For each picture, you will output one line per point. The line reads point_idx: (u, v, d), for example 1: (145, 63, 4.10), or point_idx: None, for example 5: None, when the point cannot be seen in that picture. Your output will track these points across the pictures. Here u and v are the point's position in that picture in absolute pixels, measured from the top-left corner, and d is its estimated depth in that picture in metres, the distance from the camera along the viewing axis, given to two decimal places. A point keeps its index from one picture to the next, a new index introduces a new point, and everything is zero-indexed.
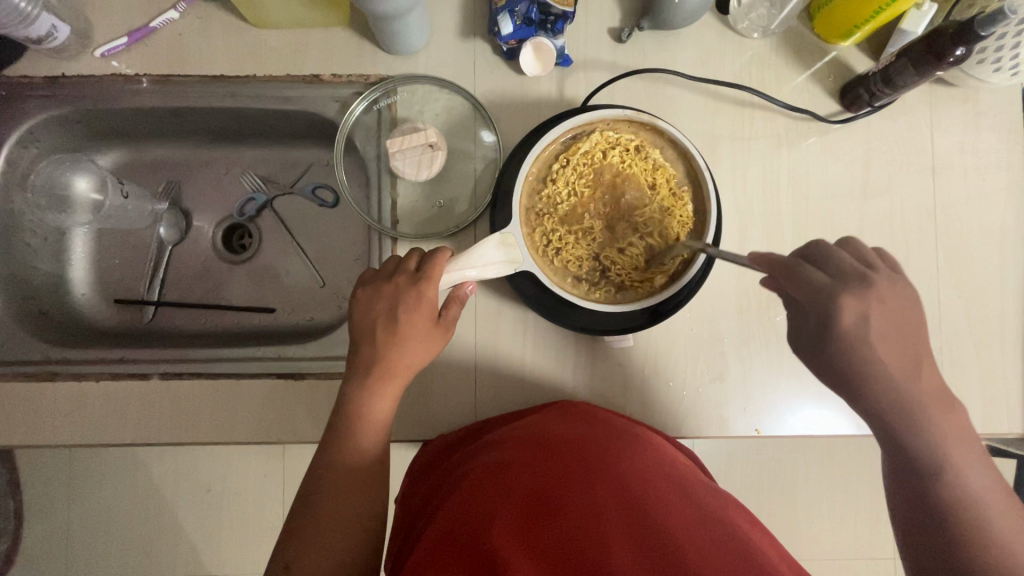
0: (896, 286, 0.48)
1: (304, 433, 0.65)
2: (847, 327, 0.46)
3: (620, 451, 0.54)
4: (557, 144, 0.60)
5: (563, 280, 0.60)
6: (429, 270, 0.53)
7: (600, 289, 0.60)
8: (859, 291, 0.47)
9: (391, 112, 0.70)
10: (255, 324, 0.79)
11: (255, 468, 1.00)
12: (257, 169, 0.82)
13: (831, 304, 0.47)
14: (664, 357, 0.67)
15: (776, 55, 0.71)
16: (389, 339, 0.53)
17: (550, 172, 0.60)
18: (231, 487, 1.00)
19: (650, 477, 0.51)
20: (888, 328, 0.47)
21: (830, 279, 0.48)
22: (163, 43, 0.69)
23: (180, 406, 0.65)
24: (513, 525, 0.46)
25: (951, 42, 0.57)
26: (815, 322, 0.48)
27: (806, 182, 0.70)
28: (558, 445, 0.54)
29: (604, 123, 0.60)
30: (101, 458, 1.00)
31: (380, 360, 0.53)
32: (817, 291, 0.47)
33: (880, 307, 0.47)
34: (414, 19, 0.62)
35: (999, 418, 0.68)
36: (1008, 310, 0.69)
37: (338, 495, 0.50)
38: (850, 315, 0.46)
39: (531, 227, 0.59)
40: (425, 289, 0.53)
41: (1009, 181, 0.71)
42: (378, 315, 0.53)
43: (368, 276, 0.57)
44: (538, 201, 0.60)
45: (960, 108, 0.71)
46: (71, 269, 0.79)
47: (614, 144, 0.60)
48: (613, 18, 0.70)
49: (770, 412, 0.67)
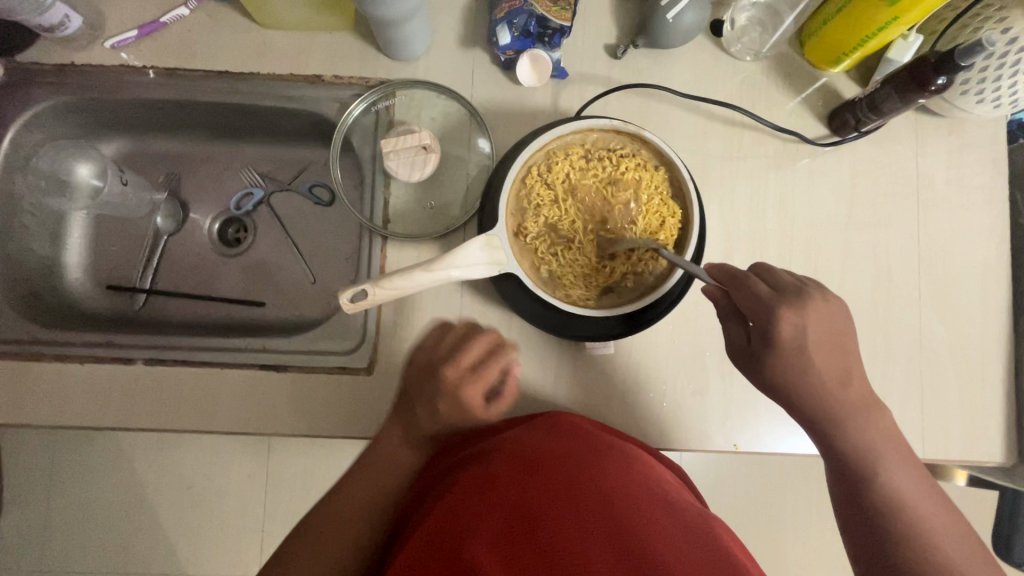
0: (829, 301, 0.49)
1: (284, 427, 0.66)
2: (786, 342, 0.48)
3: (606, 468, 0.53)
4: (531, 163, 0.59)
5: (560, 292, 0.60)
6: (485, 372, 0.51)
7: (598, 297, 0.61)
8: (796, 304, 0.48)
9: (389, 114, 0.71)
10: (244, 317, 0.80)
11: (239, 469, 1.06)
12: (257, 165, 0.83)
13: (770, 316, 0.48)
14: (645, 368, 0.68)
15: (767, 78, 0.73)
16: (433, 414, 0.53)
17: (528, 193, 0.59)
18: (211, 486, 1.05)
19: (635, 494, 0.50)
20: (820, 338, 0.49)
21: (772, 292, 0.49)
22: (172, 38, 0.70)
23: (163, 391, 0.66)
24: (492, 536, 0.47)
25: (933, 71, 0.58)
26: (757, 336, 0.50)
27: (794, 204, 0.71)
28: (539, 462, 0.53)
29: (578, 135, 0.60)
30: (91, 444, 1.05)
31: (417, 423, 0.54)
32: (760, 303, 0.49)
33: (817, 318, 0.48)
34: (415, 25, 0.64)
35: (979, 445, 0.68)
36: (988, 339, 0.70)
37: (352, 509, 0.56)
38: (789, 329, 0.48)
39: (521, 247, 0.59)
40: (476, 384, 0.51)
41: (992, 211, 0.72)
42: (430, 397, 0.53)
43: (387, 287, 0.52)
44: (522, 221, 0.59)
45: (946, 138, 0.73)
46: (66, 253, 0.80)
47: (587, 154, 0.60)
48: (610, 35, 0.72)
49: (750, 429, 0.67)
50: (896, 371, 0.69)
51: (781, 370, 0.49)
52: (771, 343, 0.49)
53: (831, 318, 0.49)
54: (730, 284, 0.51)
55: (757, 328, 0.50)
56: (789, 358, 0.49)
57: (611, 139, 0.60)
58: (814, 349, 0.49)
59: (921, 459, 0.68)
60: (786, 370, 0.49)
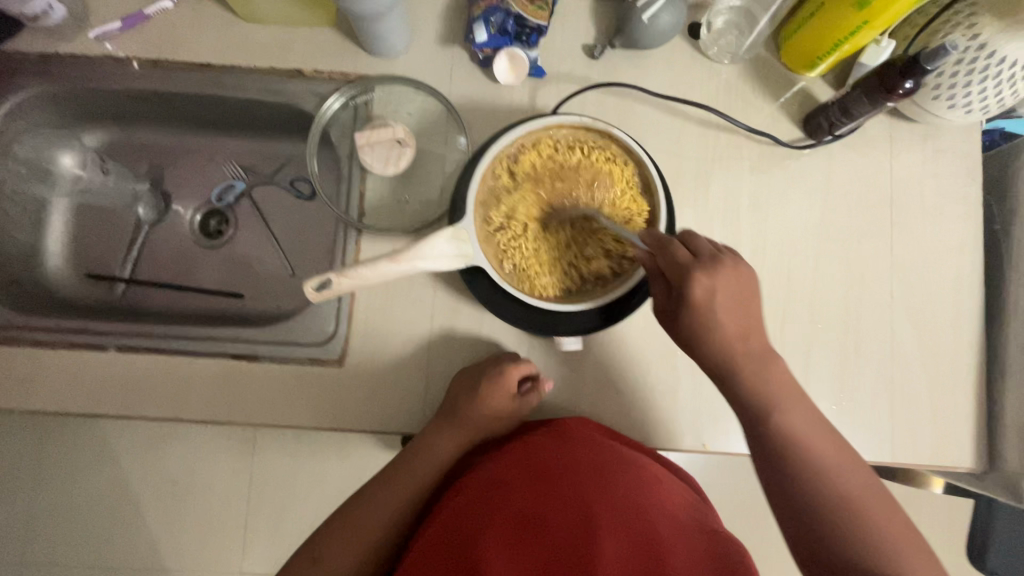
0: (740, 267, 0.52)
1: (254, 415, 0.67)
2: (699, 302, 0.51)
3: (613, 475, 0.58)
4: (502, 156, 0.60)
5: (526, 285, 0.61)
6: (520, 367, 0.63)
7: (563, 291, 0.62)
8: (710, 269, 0.51)
9: (367, 110, 0.72)
10: (221, 308, 0.80)
11: (227, 464, 1.13)
12: (240, 158, 0.84)
13: (686, 279, 0.51)
14: (615, 365, 0.68)
15: (743, 81, 0.73)
16: (472, 405, 0.61)
17: (498, 186, 0.60)
18: (198, 480, 1.12)
19: (641, 506, 0.56)
20: (730, 301, 0.52)
21: (690, 258, 0.52)
22: (155, 30, 0.71)
23: (136, 378, 0.67)
24: (504, 545, 0.54)
25: (900, 75, 0.59)
26: (674, 299, 0.53)
27: (767, 207, 0.72)
28: (552, 473, 0.59)
29: (550, 130, 0.60)
30: (95, 428, 1.13)
31: (457, 421, 0.62)
32: (677, 267, 0.52)
33: (727, 281, 0.51)
34: (393, 21, 0.65)
35: (947, 451, 0.68)
36: (959, 345, 0.70)
37: (388, 503, 0.64)
38: (701, 290, 0.50)
39: (488, 239, 0.60)
40: (510, 376, 0.62)
41: (966, 217, 0.72)
42: (471, 392, 0.62)
43: (351, 276, 0.51)
44: (491, 213, 0.60)
45: (920, 144, 0.73)
46: (47, 241, 0.80)
47: (558, 150, 0.61)
48: (588, 35, 0.73)
49: (719, 429, 0.67)
50: (866, 375, 0.69)
51: (694, 329, 0.52)
52: (685, 304, 0.51)
53: (739, 281, 0.52)
54: (654, 248, 0.54)
55: (674, 291, 0.52)
56: (703, 321, 0.52)
57: (583, 136, 0.61)
58: (723, 310, 0.51)
59: (889, 463, 0.68)
60: (698, 330, 0.52)
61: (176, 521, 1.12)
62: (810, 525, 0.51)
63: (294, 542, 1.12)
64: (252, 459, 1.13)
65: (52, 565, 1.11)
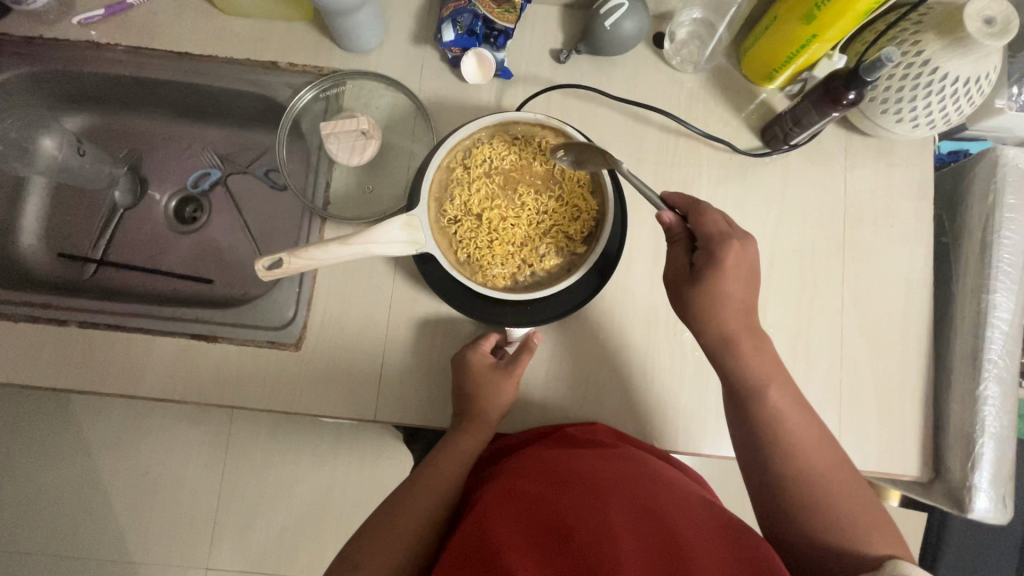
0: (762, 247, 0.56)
1: (210, 395, 0.68)
2: (728, 268, 0.52)
3: (625, 477, 0.56)
4: (459, 149, 0.62)
5: (475, 274, 0.62)
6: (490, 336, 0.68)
7: (513, 282, 0.63)
8: (744, 240, 0.53)
9: (338, 102, 0.75)
10: (188, 292, 0.81)
11: (197, 453, 1.13)
12: (217, 147, 0.86)
13: (723, 243, 0.52)
14: (568, 360, 0.69)
15: (705, 90, 0.76)
16: (467, 387, 0.65)
17: (453, 177, 0.62)
18: (166, 466, 1.13)
19: (652, 498, 0.54)
20: (754, 269, 0.54)
21: (725, 227, 0.54)
22: (138, 18, 0.74)
23: (96, 353, 0.68)
24: (526, 548, 0.49)
25: (843, 86, 0.61)
26: (700, 261, 0.54)
27: (724, 212, 0.73)
28: (567, 479, 0.56)
29: (505, 126, 0.63)
30: (67, 409, 1.14)
31: (467, 411, 0.65)
32: (713, 232, 0.53)
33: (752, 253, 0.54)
34: (363, 17, 0.67)
35: (893, 458, 0.69)
36: (908, 354, 0.71)
37: (409, 517, 0.59)
38: (734, 257, 0.52)
39: (441, 228, 0.62)
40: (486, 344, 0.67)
41: (918, 230, 0.74)
42: (467, 375, 0.65)
43: (303, 257, 0.51)
44: (444, 203, 0.62)
45: (875, 157, 0.75)
46: (21, 219, 0.82)
47: (513, 146, 0.63)
48: (556, 40, 0.75)
49: (668, 428, 0.68)
50: (816, 380, 0.70)
51: (718, 289, 0.53)
52: (714, 266, 0.53)
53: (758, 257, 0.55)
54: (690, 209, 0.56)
55: (705, 252, 0.54)
56: (723, 284, 0.53)
57: (538, 133, 0.63)
58: (745, 280, 0.53)
59: None
60: (717, 294, 0.53)
61: (141, 510, 1.12)
62: (821, 524, 0.51)
63: (260, 535, 1.12)
64: (221, 452, 1.13)
65: (13, 550, 1.11)
